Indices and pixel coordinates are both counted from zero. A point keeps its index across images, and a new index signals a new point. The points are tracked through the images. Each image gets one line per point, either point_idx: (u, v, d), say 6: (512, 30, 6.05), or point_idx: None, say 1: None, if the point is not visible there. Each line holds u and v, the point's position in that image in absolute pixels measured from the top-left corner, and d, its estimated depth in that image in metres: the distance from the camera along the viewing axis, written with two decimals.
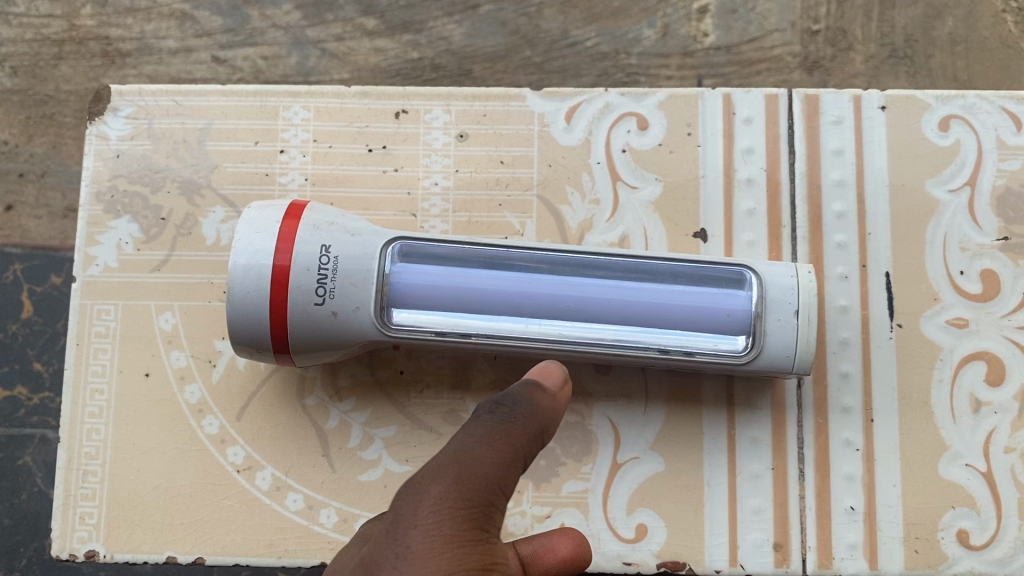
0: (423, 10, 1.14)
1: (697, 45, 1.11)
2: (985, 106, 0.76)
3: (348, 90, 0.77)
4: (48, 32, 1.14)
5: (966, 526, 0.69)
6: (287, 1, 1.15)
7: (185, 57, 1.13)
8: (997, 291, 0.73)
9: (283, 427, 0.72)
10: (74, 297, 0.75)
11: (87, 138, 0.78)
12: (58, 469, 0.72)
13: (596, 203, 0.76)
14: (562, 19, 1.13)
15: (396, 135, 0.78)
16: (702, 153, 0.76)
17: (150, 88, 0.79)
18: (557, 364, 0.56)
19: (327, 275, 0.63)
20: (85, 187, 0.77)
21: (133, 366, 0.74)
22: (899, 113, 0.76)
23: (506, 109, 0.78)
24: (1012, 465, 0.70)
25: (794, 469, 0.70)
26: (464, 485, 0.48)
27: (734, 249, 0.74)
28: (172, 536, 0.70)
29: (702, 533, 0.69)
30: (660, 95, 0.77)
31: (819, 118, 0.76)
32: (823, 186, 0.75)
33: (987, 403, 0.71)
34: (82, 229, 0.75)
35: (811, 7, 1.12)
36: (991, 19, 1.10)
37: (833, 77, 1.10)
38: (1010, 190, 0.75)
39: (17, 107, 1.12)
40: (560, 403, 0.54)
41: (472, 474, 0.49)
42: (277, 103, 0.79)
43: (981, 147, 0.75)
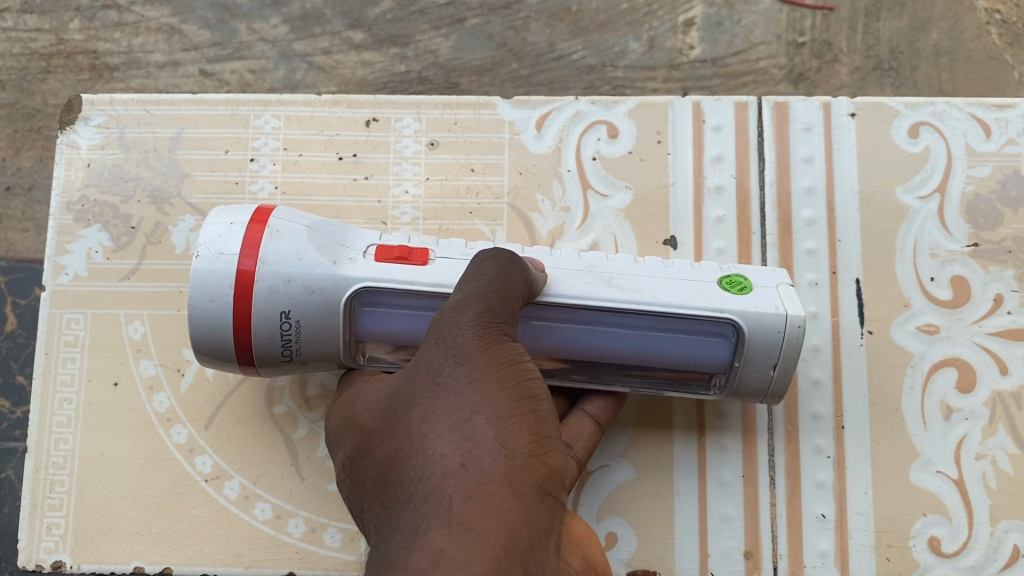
0: (410, 23, 1.14)
1: (683, 58, 1.12)
2: (955, 113, 0.77)
3: (319, 98, 0.78)
4: (37, 46, 1.14)
5: (938, 533, 0.68)
6: (274, 15, 1.15)
7: (173, 71, 1.14)
8: (967, 298, 0.73)
9: (251, 437, 0.72)
10: (44, 305, 0.75)
11: (59, 148, 0.79)
12: (25, 479, 0.72)
13: (566, 210, 0.76)
14: (549, 32, 1.13)
15: (367, 143, 0.78)
16: (673, 162, 0.77)
17: (123, 97, 0.79)
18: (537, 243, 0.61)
19: (291, 338, 0.60)
20: (57, 196, 0.77)
21: (102, 376, 0.73)
22: (870, 120, 0.77)
23: (476, 118, 0.78)
24: (984, 472, 0.69)
25: (765, 477, 0.70)
26: (490, 309, 0.51)
27: (704, 256, 0.75)
28: (139, 546, 0.70)
29: (672, 540, 0.69)
30: (630, 103, 0.78)
31: (789, 125, 0.77)
32: (793, 193, 0.76)
33: (958, 410, 0.70)
34: (52, 238, 0.75)
35: (797, 19, 1.12)
36: (976, 31, 1.11)
37: (818, 89, 1.11)
38: (980, 197, 0.75)
39: (5, 121, 1.13)
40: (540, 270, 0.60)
41: (498, 295, 0.52)
42: (248, 112, 0.79)
43: (951, 154, 0.76)
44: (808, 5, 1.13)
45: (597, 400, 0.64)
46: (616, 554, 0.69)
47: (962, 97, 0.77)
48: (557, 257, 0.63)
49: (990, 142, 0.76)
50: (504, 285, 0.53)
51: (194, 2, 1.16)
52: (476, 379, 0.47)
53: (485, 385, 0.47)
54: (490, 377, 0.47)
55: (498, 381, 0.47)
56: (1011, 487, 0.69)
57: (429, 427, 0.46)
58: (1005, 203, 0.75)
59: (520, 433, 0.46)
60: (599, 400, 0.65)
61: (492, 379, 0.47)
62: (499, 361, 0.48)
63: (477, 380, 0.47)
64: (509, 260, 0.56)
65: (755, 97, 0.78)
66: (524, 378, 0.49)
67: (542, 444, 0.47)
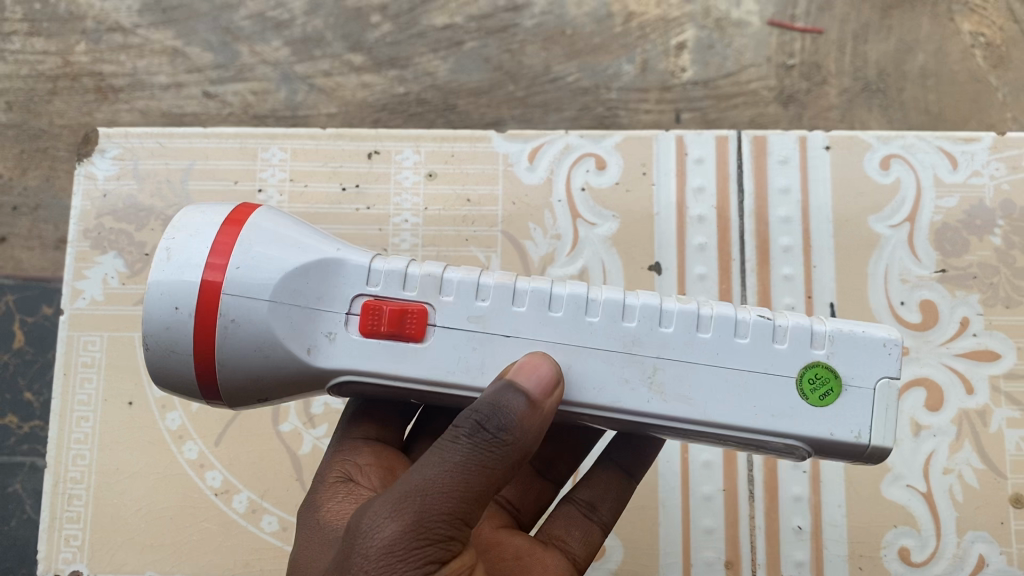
0: (409, 46, 1.18)
1: (675, 80, 1.15)
2: (923, 146, 0.79)
3: (323, 131, 0.81)
4: (43, 68, 1.17)
5: (908, 544, 0.70)
6: (276, 38, 1.18)
7: (176, 92, 1.17)
8: (936, 321, 0.75)
9: (259, 453, 0.74)
10: (61, 327, 0.77)
11: (76, 179, 0.82)
12: (44, 493, 0.75)
13: (557, 237, 0.79)
14: (544, 55, 1.16)
15: (368, 174, 0.81)
16: (657, 192, 0.80)
17: (137, 131, 0.83)
18: (550, 365, 0.46)
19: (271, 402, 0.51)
20: (74, 225, 0.80)
21: (116, 395, 0.76)
22: (843, 152, 0.80)
23: (472, 150, 0.81)
24: (951, 486, 0.72)
25: (744, 490, 0.73)
26: (415, 530, 0.42)
27: (686, 282, 0.77)
28: (153, 556, 0.72)
29: (657, 551, 0.72)
30: (617, 136, 0.81)
31: (767, 158, 0.80)
32: (771, 222, 0.79)
33: (927, 427, 0.73)
34: (70, 264, 0.78)
35: (786, 42, 1.15)
36: (961, 53, 1.14)
37: (808, 111, 1.13)
38: (948, 226, 0.77)
39: (11, 141, 1.16)
40: (543, 413, 0.45)
41: (430, 512, 0.42)
42: (256, 145, 0.82)
43: (920, 184, 0.79)
44: (797, 27, 1.15)
45: (606, 502, 0.60)
46: (604, 564, 0.71)
47: (931, 132, 0.80)
48: (590, 325, 0.48)
49: (958, 174, 0.79)
50: (447, 493, 0.43)
51: (197, 25, 1.19)
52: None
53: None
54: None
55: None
56: (977, 500, 0.71)
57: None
58: (972, 231, 0.77)
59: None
60: (608, 497, 0.60)
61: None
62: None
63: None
64: (484, 436, 0.43)
65: (735, 132, 0.81)
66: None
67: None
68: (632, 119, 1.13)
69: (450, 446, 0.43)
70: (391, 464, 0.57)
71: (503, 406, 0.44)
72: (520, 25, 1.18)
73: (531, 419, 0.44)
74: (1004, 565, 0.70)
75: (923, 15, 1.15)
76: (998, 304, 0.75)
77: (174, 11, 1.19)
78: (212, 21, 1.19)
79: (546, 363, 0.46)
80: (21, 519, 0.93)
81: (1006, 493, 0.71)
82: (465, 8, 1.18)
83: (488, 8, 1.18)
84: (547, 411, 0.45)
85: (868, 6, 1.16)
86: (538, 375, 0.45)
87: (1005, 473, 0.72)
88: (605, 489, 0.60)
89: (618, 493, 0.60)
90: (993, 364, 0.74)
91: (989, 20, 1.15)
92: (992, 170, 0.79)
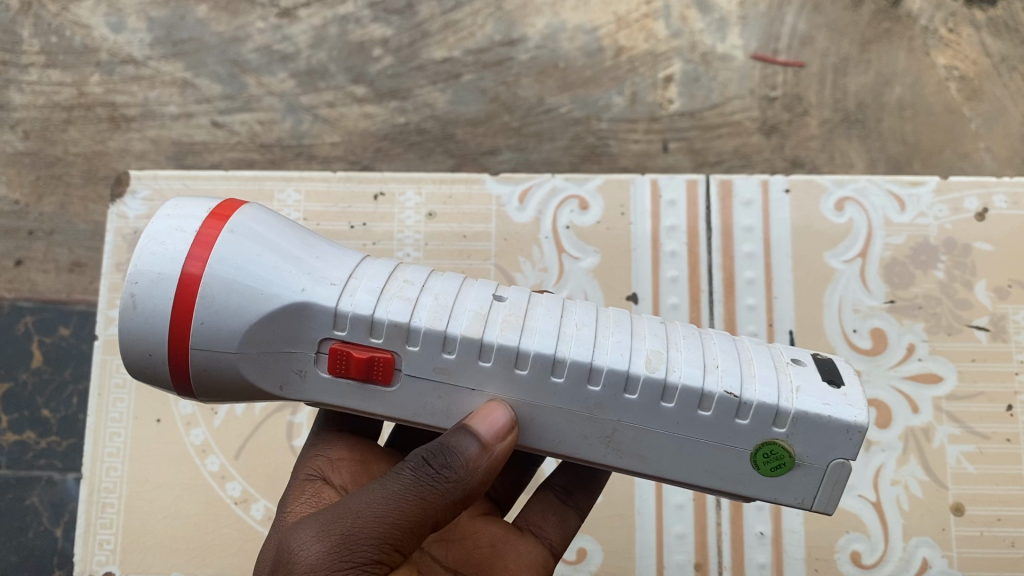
0: (409, 79, 1.23)
1: (663, 111, 1.20)
2: (874, 189, 0.85)
3: (335, 175, 0.86)
4: (59, 99, 1.23)
5: (859, 548, 0.76)
6: (282, 70, 1.24)
7: (186, 121, 1.22)
8: (885, 346, 0.81)
9: (274, 465, 0.80)
10: (96, 352, 0.83)
11: (109, 217, 0.87)
12: (79, 503, 0.80)
13: (544, 270, 0.84)
14: (538, 88, 1.22)
15: (375, 214, 0.87)
16: (633, 229, 0.85)
17: (165, 173, 0.88)
18: (505, 412, 0.51)
19: None
20: (107, 259, 0.86)
21: (146, 413, 0.82)
22: (802, 195, 0.86)
23: (468, 192, 0.87)
24: (899, 496, 0.77)
25: (712, 499, 0.78)
26: (344, 544, 0.47)
27: (660, 310, 0.83)
28: (178, 560, 0.77)
29: (633, 554, 0.77)
30: (599, 180, 0.87)
31: (732, 200, 0.86)
32: (736, 256, 0.85)
33: (876, 442, 0.78)
34: (104, 295, 0.84)
35: (769, 75, 1.21)
36: (937, 86, 1.20)
37: (790, 140, 1.19)
38: (896, 261, 0.83)
39: (28, 168, 1.21)
40: (490, 453, 0.49)
41: (361, 531, 0.47)
42: (273, 187, 0.87)
43: (871, 224, 0.84)
44: (780, 61, 1.21)
45: (580, 487, 0.66)
46: (585, 566, 0.77)
47: (882, 176, 0.86)
48: (556, 385, 0.51)
49: (905, 215, 0.85)
50: (382, 514, 0.47)
51: (206, 57, 1.24)
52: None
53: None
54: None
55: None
56: (922, 508, 0.77)
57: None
58: (917, 265, 0.83)
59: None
60: (581, 484, 0.66)
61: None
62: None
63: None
64: (427, 470, 0.48)
65: (704, 175, 0.87)
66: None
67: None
68: (621, 149, 1.19)
69: (396, 476, 0.49)
70: (366, 459, 0.63)
71: (452, 445, 0.49)
72: (515, 59, 1.23)
73: (477, 464, 0.49)
74: (946, 568, 0.75)
75: (900, 49, 1.21)
76: (941, 331, 0.81)
77: (184, 44, 1.25)
78: (220, 54, 1.25)
79: (502, 411, 0.51)
80: (39, 531, 0.96)
81: (949, 502, 0.77)
82: (463, 43, 1.23)
83: (485, 42, 1.23)
84: (495, 457, 0.50)
85: (848, 40, 1.21)
86: (494, 423, 0.50)
87: (948, 484, 0.77)
88: (578, 475, 0.66)
89: (592, 480, 0.66)
90: (936, 386, 0.79)
91: (963, 54, 1.20)
92: (937, 212, 0.85)
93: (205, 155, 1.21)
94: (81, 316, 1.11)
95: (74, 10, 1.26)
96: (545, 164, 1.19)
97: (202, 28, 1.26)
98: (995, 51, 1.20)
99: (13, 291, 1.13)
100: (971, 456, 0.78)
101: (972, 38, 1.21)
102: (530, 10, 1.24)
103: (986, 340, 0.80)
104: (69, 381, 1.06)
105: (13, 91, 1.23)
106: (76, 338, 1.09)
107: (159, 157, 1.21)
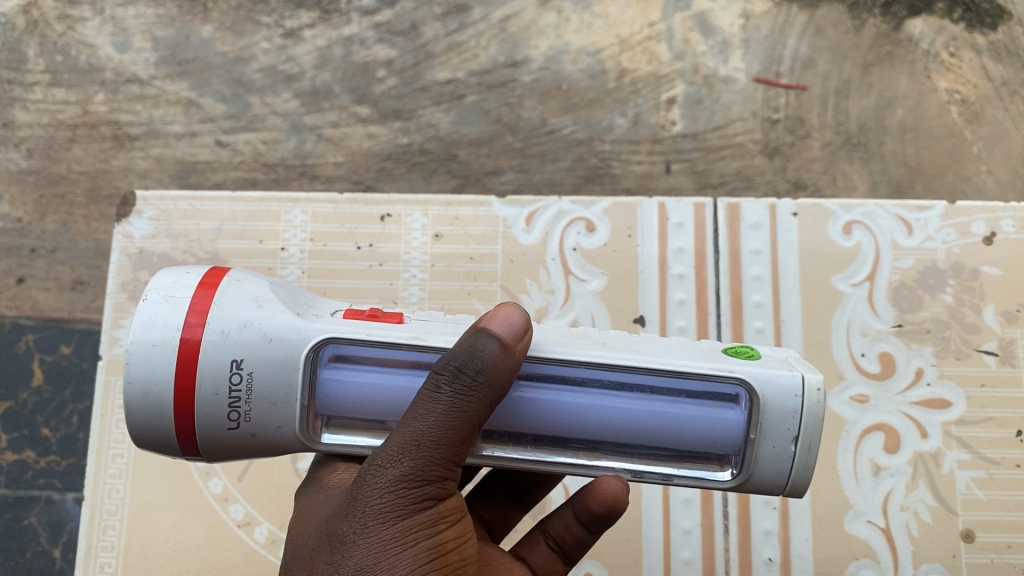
0: (413, 99, 1.23)
1: (666, 133, 1.20)
2: (882, 213, 0.85)
3: (341, 196, 0.86)
4: (63, 117, 1.23)
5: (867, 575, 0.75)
6: (286, 90, 1.24)
7: (190, 141, 1.23)
8: (894, 370, 0.80)
9: (278, 487, 0.79)
10: (100, 371, 0.83)
11: (115, 238, 0.87)
12: (81, 525, 0.79)
13: (551, 292, 0.84)
14: (542, 109, 1.22)
15: (381, 235, 0.87)
16: (641, 252, 0.85)
17: (171, 193, 0.88)
18: (520, 312, 0.50)
19: (240, 396, 0.49)
20: (112, 278, 0.85)
21: None
22: (809, 219, 0.86)
23: (475, 213, 0.87)
24: (908, 522, 0.77)
25: (720, 523, 0.78)
26: (415, 473, 0.47)
27: (668, 334, 0.83)
28: None
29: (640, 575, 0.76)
30: (606, 203, 0.87)
31: (740, 223, 0.86)
32: (744, 280, 0.84)
33: (885, 468, 0.78)
34: (108, 314, 0.84)
35: (772, 98, 1.21)
36: (938, 109, 1.20)
37: (792, 162, 1.19)
38: (904, 284, 0.83)
39: (32, 186, 1.20)
40: (515, 351, 0.49)
41: (424, 456, 0.47)
42: (279, 208, 0.87)
43: (879, 248, 0.84)
44: (782, 84, 1.22)
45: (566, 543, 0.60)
46: None
47: (889, 201, 0.86)
48: (547, 330, 0.56)
49: (913, 239, 0.85)
50: (440, 437, 0.47)
51: (211, 77, 1.25)
52: (369, 562, 0.47)
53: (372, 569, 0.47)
54: (381, 562, 0.47)
55: (392, 564, 0.47)
56: (932, 534, 0.76)
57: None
58: (925, 289, 0.83)
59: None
60: (567, 539, 0.60)
61: (386, 564, 0.47)
62: (402, 539, 0.47)
63: (370, 563, 0.47)
64: (464, 379, 0.47)
65: (711, 199, 0.87)
66: (428, 557, 0.48)
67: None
68: (624, 170, 1.19)
69: (434, 397, 0.47)
70: None
71: (477, 353, 0.47)
72: (518, 80, 1.23)
73: (504, 364, 0.48)
74: None
75: (901, 72, 1.21)
76: (950, 356, 0.81)
77: (189, 64, 1.25)
78: (225, 74, 1.25)
79: (516, 311, 0.50)
80: (36, 551, 0.97)
81: (958, 528, 0.76)
82: (466, 64, 1.24)
83: (488, 63, 1.24)
84: (517, 356, 0.49)
85: (850, 63, 1.21)
86: (507, 320, 0.49)
87: (957, 510, 0.77)
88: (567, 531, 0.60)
89: (580, 539, 0.60)
90: (946, 411, 0.79)
91: (965, 78, 1.21)
92: (944, 235, 0.84)
93: (209, 174, 1.21)
94: (84, 334, 1.11)
95: (80, 29, 1.27)
96: (548, 184, 1.19)
97: (207, 48, 1.26)
98: (996, 75, 1.20)
99: (14, 309, 1.13)
100: (981, 482, 0.77)
101: (973, 62, 1.21)
102: (534, 32, 1.25)
103: (995, 365, 0.80)
104: (69, 401, 1.05)
105: (18, 109, 1.23)
106: (77, 357, 1.08)
107: (162, 176, 1.21)
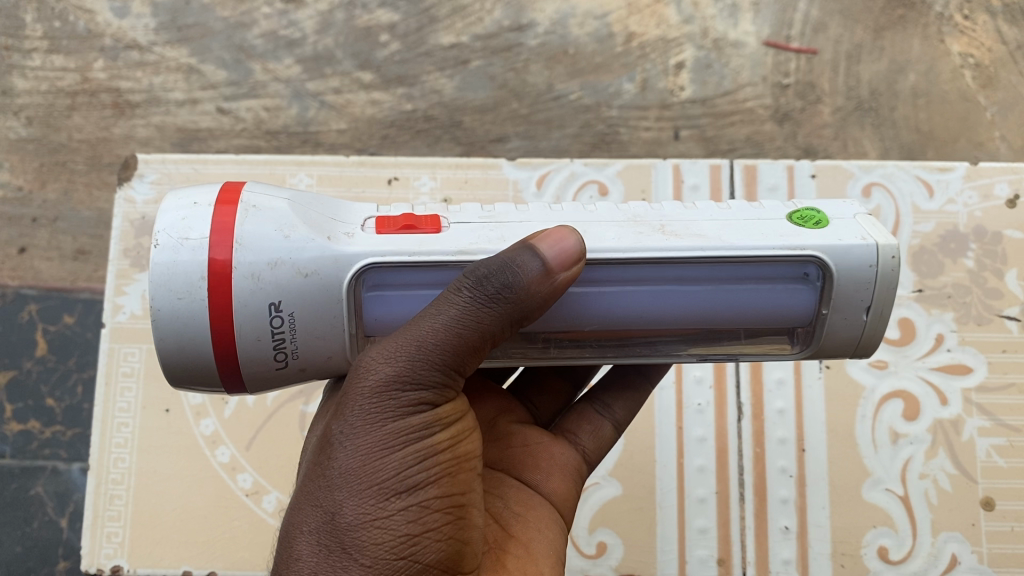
0: (416, 65, 1.21)
1: (674, 98, 1.18)
2: (902, 175, 0.84)
3: (347, 159, 0.85)
4: (62, 84, 1.21)
5: (886, 544, 0.75)
6: (288, 55, 1.22)
7: (191, 108, 1.21)
8: (913, 337, 0.79)
9: (287, 457, 0.79)
10: (103, 340, 0.82)
11: (116, 203, 0.86)
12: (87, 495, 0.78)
13: None
14: (548, 74, 1.20)
15: (388, 201, 0.85)
16: None
17: (173, 157, 0.86)
18: (574, 232, 0.48)
19: (285, 337, 0.49)
20: (114, 245, 0.84)
21: (155, 404, 0.80)
22: (828, 182, 0.84)
23: (485, 176, 0.86)
24: (927, 490, 0.76)
25: (735, 493, 0.77)
26: (402, 380, 0.45)
27: None
28: (189, 552, 0.76)
29: (654, 549, 0.76)
30: (619, 164, 0.85)
31: (757, 186, 0.85)
32: None
33: (905, 435, 0.77)
34: (111, 281, 0.83)
35: (782, 61, 1.19)
36: (951, 73, 1.18)
37: (802, 128, 1.17)
38: (924, 249, 0.82)
39: (32, 155, 1.19)
40: (549, 258, 0.46)
41: (414, 360, 0.45)
42: (284, 171, 0.86)
43: (899, 212, 0.83)
44: (792, 47, 1.19)
45: (620, 402, 0.64)
46: (605, 561, 0.75)
47: (909, 161, 0.84)
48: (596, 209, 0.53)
49: (935, 200, 0.83)
50: (439, 343, 0.46)
51: (211, 43, 1.22)
52: (354, 466, 0.45)
53: (356, 468, 0.45)
54: (366, 467, 0.45)
55: (382, 467, 0.45)
56: (951, 502, 0.75)
57: (301, 501, 0.46)
58: (947, 253, 0.82)
59: (386, 535, 0.44)
60: (624, 397, 0.64)
61: (371, 467, 0.45)
62: (392, 442, 0.45)
63: (356, 467, 0.45)
64: (483, 291, 0.46)
65: (727, 160, 0.86)
66: (418, 463, 0.46)
67: (417, 537, 0.45)
68: (632, 136, 1.17)
69: (444, 304, 0.46)
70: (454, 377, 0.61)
71: (512, 268, 0.46)
72: (523, 44, 1.21)
73: (538, 285, 0.46)
74: (976, 563, 0.74)
75: (914, 36, 1.19)
76: (971, 322, 0.79)
77: (189, 30, 1.23)
78: (225, 40, 1.22)
79: (573, 240, 0.48)
80: (44, 521, 0.97)
81: (978, 496, 0.76)
82: (471, 28, 1.21)
83: (493, 27, 1.21)
84: (558, 284, 0.47)
85: (861, 27, 1.19)
86: (560, 245, 0.47)
87: (978, 478, 0.76)
88: (625, 389, 0.64)
89: (635, 395, 0.64)
90: (966, 377, 0.78)
91: (978, 41, 1.18)
92: (966, 198, 0.83)
93: (210, 141, 1.19)
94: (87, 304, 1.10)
95: None
96: (554, 151, 1.17)
97: (207, 13, 1.24)
98: (1010, 37, 1.18)
99: (15, 279, 1.12)
100: (1002, 450, 0.77)
101: (987, 25, 1.19)
102: None
103: (1017, 330, 0.79)
104: (72, 370, 1.04)
105: (16, 76, 1.21)
106: (79, 327, 1.07)
107: (163, 144, 1.20)
